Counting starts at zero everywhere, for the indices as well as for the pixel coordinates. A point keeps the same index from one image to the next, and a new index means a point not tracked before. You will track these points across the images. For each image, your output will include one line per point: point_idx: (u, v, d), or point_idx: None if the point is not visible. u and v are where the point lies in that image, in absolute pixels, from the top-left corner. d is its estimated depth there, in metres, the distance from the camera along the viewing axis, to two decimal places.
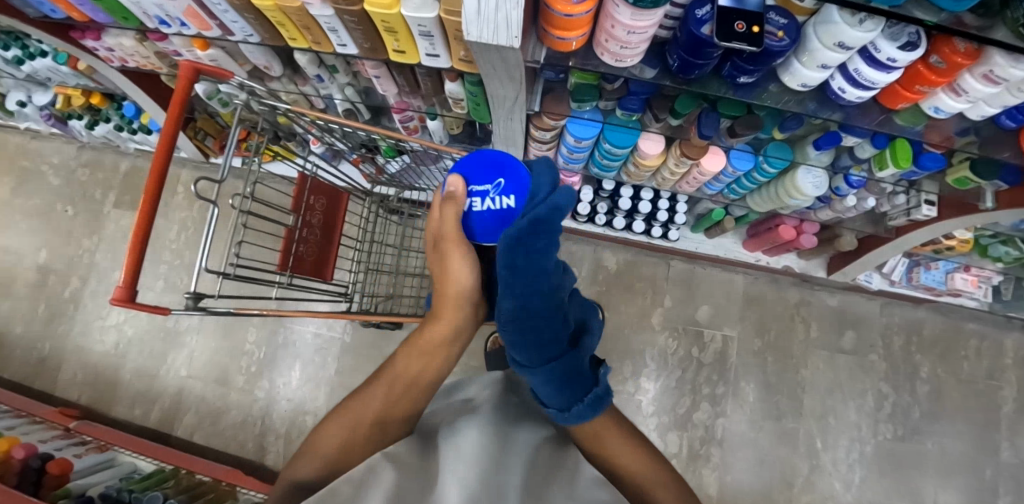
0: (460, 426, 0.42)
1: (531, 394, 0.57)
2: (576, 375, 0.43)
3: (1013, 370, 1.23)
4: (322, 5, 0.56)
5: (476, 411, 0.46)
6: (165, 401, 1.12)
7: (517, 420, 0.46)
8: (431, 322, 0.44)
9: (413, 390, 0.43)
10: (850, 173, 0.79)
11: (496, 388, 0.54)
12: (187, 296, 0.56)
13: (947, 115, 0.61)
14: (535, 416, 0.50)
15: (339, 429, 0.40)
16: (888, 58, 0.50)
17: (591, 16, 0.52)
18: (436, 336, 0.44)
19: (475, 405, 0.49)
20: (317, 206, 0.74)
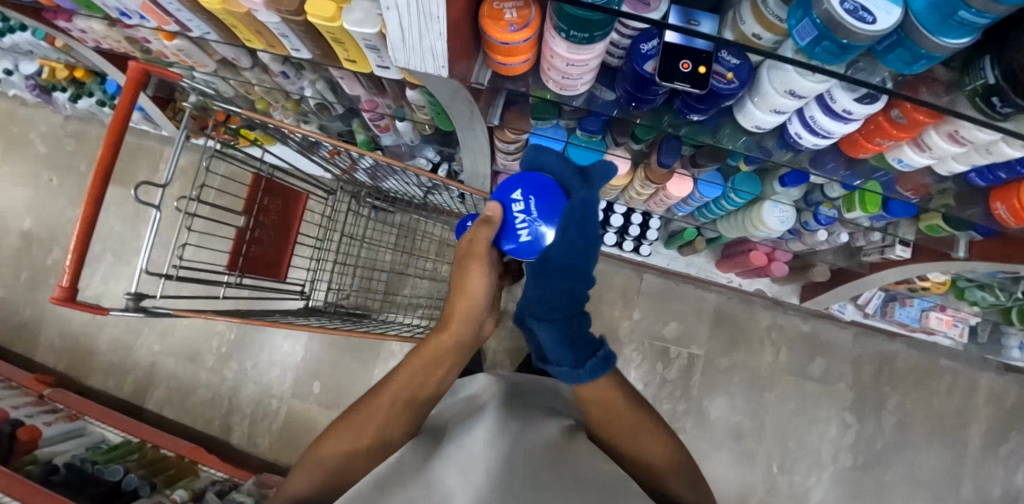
0: (464, 437, 0.46)
1: (537, 395, 0.59)
2: (579, 342, 0.45)
3: (984, 409, 1.21)
4: (269, 12, 0.55)
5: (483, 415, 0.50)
6: (138, 374, 1.16)
7: (523, 416, 0.50)
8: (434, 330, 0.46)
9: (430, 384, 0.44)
10: (820, 209, 0.77)
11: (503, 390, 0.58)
12: (126, 297, 0.57)
13: (912, 168, 0.58)
14: (538, 412, 0.53)
15: (342, 438, 0.41)
16: (843, 108, 0.47)
17: (533, 43, 0.50)
18: (447, 346, 0.45)
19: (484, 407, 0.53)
20: (272, 208, 0.74)
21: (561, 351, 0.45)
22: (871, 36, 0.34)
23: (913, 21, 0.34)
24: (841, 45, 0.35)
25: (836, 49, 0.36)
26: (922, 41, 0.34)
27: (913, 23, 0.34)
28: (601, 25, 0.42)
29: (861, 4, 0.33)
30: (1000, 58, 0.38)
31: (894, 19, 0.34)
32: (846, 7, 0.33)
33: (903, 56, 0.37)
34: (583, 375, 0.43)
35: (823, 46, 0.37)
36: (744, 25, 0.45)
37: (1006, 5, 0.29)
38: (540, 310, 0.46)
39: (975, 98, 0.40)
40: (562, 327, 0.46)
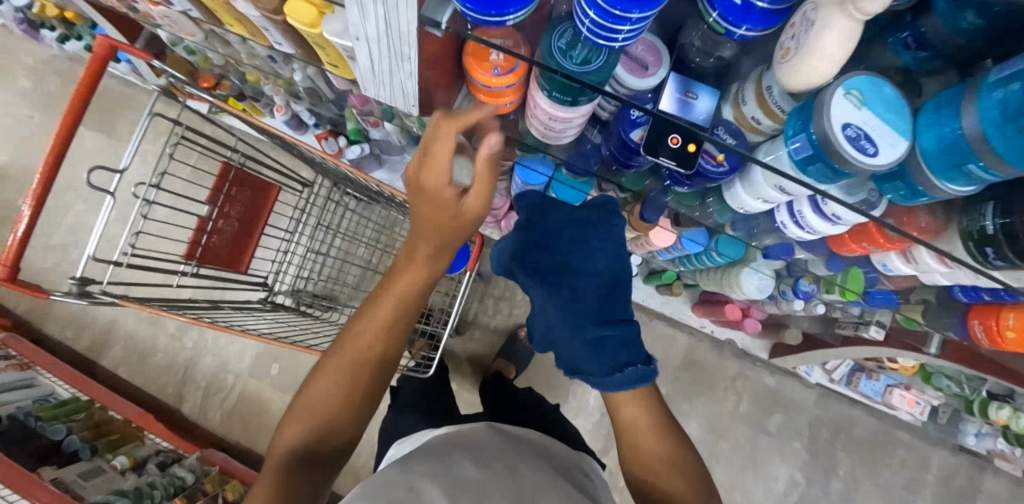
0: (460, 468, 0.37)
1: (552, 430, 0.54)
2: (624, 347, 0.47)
3: (932, 486, 1.22)
4: (248, 5, 0.51)
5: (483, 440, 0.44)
6: (96, 329, 1.13)
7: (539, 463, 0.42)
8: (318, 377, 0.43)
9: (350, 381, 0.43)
10: (801, 282, 0.75)
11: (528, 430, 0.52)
12: (69, 282, 0.55)
13: (897, 273, 0.55)
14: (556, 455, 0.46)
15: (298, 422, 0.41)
16: (833, 212, 0.44)
17: (518, 87, 0.46)
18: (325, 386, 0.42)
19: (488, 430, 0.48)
20: (239, 198, 0.71)
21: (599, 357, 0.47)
22: (872, 168, 0.31)
23: (919, 159, 0.31)
24: (833, 171, 0.33)
25: (830, 171, 0.34)
26: (924, 182, 0.32)
27: (918, 159, 0.31)
28: (586, 91, 0.40)
29: (864, 131, 0.30)
30: (1005, 208, 0.32)
31: (898, 153, 0.31)
32: (848, 134, 0.30)
33: (902, 188, 0.34)
34: (623, 381, 0.45)
35: (815, 166, 0.34)
36: (746, 107, 0.42)
37: (1020, 169, 0.26)
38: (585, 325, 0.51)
39: (969, 243, 0.36)
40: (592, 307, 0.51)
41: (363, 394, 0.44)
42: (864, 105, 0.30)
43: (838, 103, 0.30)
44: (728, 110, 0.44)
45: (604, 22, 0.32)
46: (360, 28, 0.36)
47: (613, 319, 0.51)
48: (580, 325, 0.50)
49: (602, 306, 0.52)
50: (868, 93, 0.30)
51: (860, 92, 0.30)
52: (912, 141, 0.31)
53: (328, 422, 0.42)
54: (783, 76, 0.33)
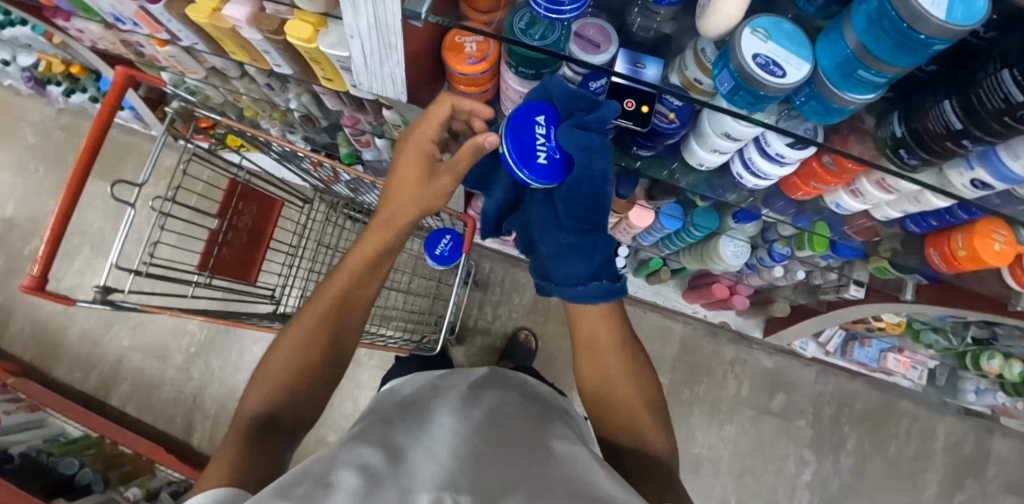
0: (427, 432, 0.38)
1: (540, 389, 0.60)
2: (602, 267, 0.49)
3: (942, 454, 1.23)
4: (252, 29, 0.59)
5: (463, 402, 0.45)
6: (104, 368, 1.15)
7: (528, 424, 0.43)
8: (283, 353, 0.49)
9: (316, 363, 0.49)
10: (775, 246, 0.81)
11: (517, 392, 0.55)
12: (94, 289, 0.61)
13: (851, 212, 0.62)
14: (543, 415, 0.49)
15: (261, 398, 0.45)
16: (777, 153, 0.52)
17: (489, 76, 0.53)
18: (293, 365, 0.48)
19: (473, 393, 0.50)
20: (246, 211, 0.77)
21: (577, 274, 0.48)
22: (784, 87, 0.39)
23: (822, 77, 0.40)
24: (756, 96, 0.40)
25: (752, 98, 0.41)
26: (832, 97, 0.40)
27: (823, 78, 0.40)
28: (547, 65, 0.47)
29: (773, 58, 0.38)
30: (905, 117, 0.42)
31: (804, 73, 0.39)
32: (759, 62, 0.38)
33: (817, 108, 0.42)
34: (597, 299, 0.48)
35: (740, 95, 0.41)
36: (688, 71, 0.48)
37: (898, 66, 0.35)
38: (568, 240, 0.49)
39: (887, 150, 0.45)
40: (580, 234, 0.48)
41: (316, 371, 0.49)
42: (769, 39, 0.39)
43: (750, 38, 0.38)
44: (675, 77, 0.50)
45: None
46: (354, 25, 0.42)
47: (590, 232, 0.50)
48: (554, 231, 0.50)
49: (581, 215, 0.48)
50: (771, 30, 0.39)
51: (765, 29, 0.39)
52: (813, 64, 0.40)
53: (284, 393, 0.46)
54: (702, 28, 0.41)
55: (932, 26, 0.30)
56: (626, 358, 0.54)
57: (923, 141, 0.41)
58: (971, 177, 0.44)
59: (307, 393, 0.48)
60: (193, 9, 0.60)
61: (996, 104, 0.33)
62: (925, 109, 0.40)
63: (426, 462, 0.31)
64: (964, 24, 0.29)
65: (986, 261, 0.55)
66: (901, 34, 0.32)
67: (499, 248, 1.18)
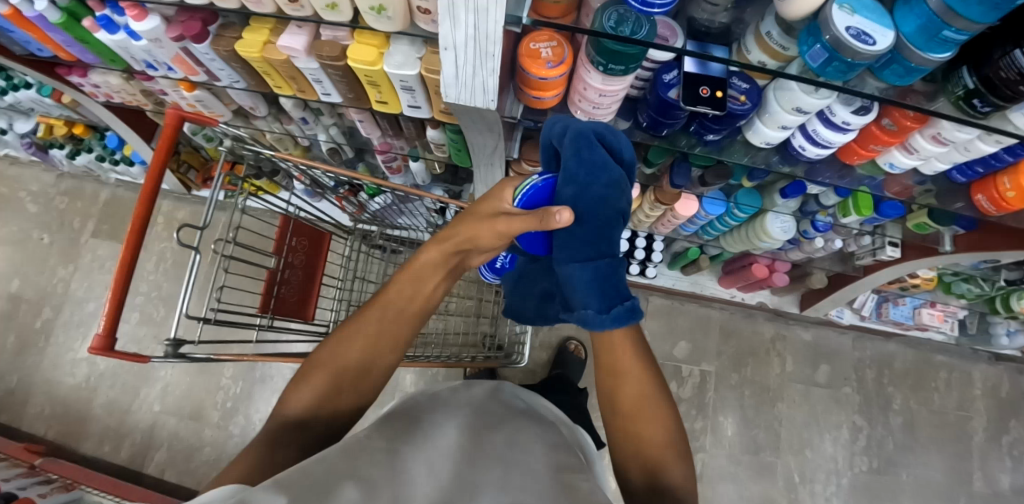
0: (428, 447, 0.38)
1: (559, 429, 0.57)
2: (613, 278, 0.42)
3: (982, 400, 1.27)
4: (308, 58, 0.59)
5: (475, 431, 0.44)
6: (137, 436, 1.08)
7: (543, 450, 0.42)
8: (327, 346, 0.47)
9: (349, 378, 0.46)
10: (817, 217, 0.83)
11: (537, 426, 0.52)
12: (167, 343, 0.58)
13: (902, 170, 0.65)
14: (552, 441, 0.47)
15: (303, 395, 0.44)
16: (843, 120, 0.54)
17: (565, 79, 0.54)
18: (333, 365, 0.46)
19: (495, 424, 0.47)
20: (299, 248, 0.75)
21: (589, 292, 0.41)
22: (874, 53, 0.42)
23: (904, 41, 0.43)
24: (847, 65, 0.44)
25: (845, 67, 0.44)
26: (912, 57, 0.43)
27: (906, 42, 0.43)
28: (635, 57, 0.48)
29: (863, 29, 0.42)
30: (975, 68, 0.45)
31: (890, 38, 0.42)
32: (851, 33, 0.41)
33: (899, 70, 0.45)
34: (610, 320, 0.41)
35: (834, 66, 0.45)
36: (751, 54, 0.51)
37: (980, 23, 0.38)
38: (569, 255, 0.43)
39: (959, 102, 0.48)
40: (594, 269, 0.41)
41: (364, 379, 0.47)
42: (854, 13, 0.42)
43: (837, 15, 0.42)
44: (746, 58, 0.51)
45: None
46: (450, 37, 0.43)
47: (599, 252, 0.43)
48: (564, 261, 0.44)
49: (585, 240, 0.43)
50: (855, 5, 0.42)
51: (850, 5, 0.42)
52: (895, 30, 0.43)
53: (326, 398, 0.45)
54: (785, 12, 0.45)
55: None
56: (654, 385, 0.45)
57: (997, 87, 0.44)
58: None
59: (344, 403, 0.46)
60: (242, 44, 0.60)
61: None
62: (994, 59, 0.43)
63: (426, 482, 0.31)
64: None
65: None
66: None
67: None
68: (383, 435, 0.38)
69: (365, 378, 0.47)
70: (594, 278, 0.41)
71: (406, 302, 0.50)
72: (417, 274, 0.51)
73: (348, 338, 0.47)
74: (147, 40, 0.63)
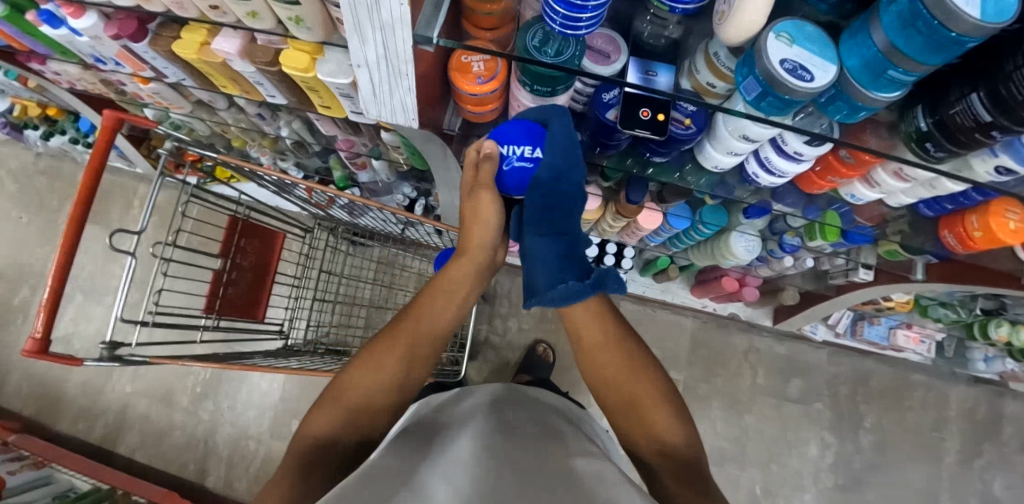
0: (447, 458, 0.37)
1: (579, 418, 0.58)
2: (571, 258, 0.52)
3: (957, 422, 1.25)
4: (244, 62, 0.57)
5: (498, 434, 0.43)
6: (110, 417, 1.11)
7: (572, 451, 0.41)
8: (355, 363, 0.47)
9: (394, 384, 0.47)
10: (784, 237, 0.81)
11: (560, 423, 0.51)
12: (101, 346, 0.58)
13: (866, 201, 0.61)
14: (581, 440, 0.45)
15: (327, 418, 0.44)
16: (794, 151, 0.50)
17: (499, 94, 0.52)
18: (369, 380, 0.46)
19: (523, 427, 0.46)
20: (249, 248, 0.74)
21: (563, 269, 0.51)
22: (813, 91, 0.38)
23: (847, 78, 0.39)
24: (784, 101, 0.39)
25: (781, 103, 0.40)
26: (858, 96, 0.39)
27: (849, 78, 0.38)
28: (562, 80, 0.47)
29: (800, 63, 0.37)
30: (930, 110, 0.41)
31: (830, 75, 0.38)
32: (787, 66, 0.37)
33: (842, 109, 0.41)
34: (587, 287, 0.49)
35: (768, 101, 0.40)
36: (699, 75, 0.47)
37: (927, 64, 0.33)
38: (540, 230, 0.53)
39: (912, 143, 0.44)
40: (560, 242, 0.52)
41: (397, 386, 0.47)
42: (793, 43, 0.38)
43: (773, 45, 0.37)
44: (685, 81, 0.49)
45: (570, 13, 0.38)
46: (361, 55, 0.42)
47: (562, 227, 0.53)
48: (537, 233, 0.52)
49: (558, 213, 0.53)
50: (794, 34, 0.38)
51: (788, 34, 0.38)
52: (839, 65, 0.38)
53: (354, 417, 0.45)
54: (721, 36, 0.40)
55: (966, 25, 0.28)
56: (638, 379, 0.50)
57: (951, 133, 0.40)
58: (996, 163, 0.43)
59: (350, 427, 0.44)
60: (179, 45, 0.58)
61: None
62: (951, 102, 0.39)
63: (446, 495, 0.30)
64: (996, 21, 0.28)
65: (1003, 239, 0.55)
66: (931, 32, 0.30)
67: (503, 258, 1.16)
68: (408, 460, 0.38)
69: (405, 383, 0.48)
70: (554, 257, 0.51)
71: (435, 321, 0.50)
72: (448, 285, 0.51)
73: (381, 347, 0.48)
74: (87, 36, 0.62)
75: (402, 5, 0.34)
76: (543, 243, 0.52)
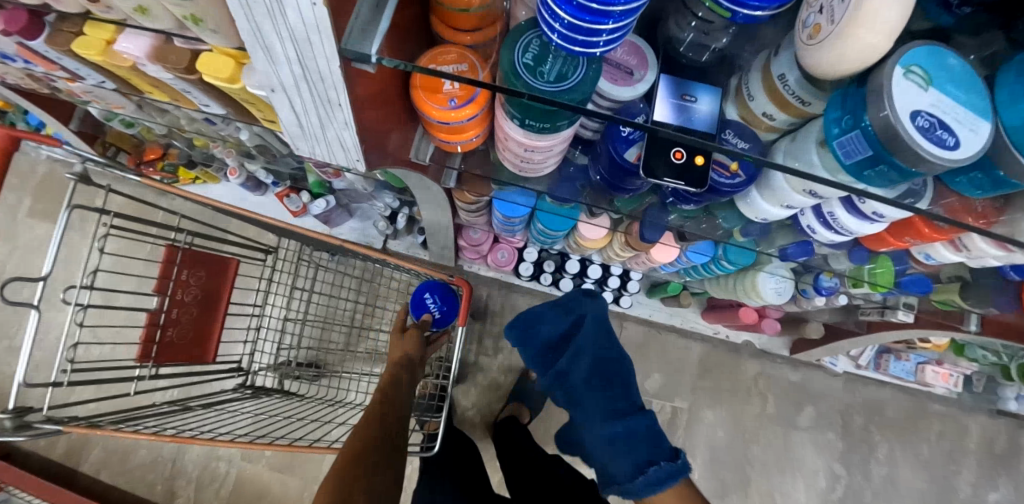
0: None
1: None
2: (642, 436, 0.48)
3: (978, 457, 1.17)
4: (159, 68, 0.45)
5: None
6: (71, 433, 1.04)
7: None
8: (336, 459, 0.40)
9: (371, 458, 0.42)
10: (821, 277, 0.68)
11: None
12: (1, 418, 0.47)
13: (938, 259, 0.49)
14: None
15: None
16: (873, 211, 0.37)
17: (483, 119, 0.39)
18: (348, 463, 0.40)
19: None
20: (192, 281, 0.64)
21: (636, 449, 0.47)
22: (957, 163, 0.23)
23: (1003, 140, 0.24)
24: (904, 174, 0.25)
25: (897, 175, 0.26)
26: (1013, 172, 0.24)
27: (1007, 141, 0.24)
28: (564, 115, 0.34)
29: (937, 118, 0.22)
30: None
31: (985, 138, 0.23)
32: (919, 124, 0.22)
33: (976, 180, 0.27)
34: (666, 473, 0.44)
35: (877, 170, 0.27)
36: (752, 102, 0.35)
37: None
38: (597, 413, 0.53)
39: None
40: (620, 423, 0.50)
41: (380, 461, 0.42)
42: (929, 84, 0.23)
43: (899, 86, 0.22)
44: (731, 109, 0.36)
45: (582, 24, 0.24)
46: (273, 77, 0.31)
47: (625, 410, 0.53)
48: (599, 423, 0.52)
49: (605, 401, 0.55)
50: (930, 69, 0.23)
51: (923, 68, 0.23)
52: (993, 121, 0.24)
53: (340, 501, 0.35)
54: (808, 64, 0.25)
55: None
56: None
57: None
58: None
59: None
60: (78, 43, 0.45)
61: None
62: None
63: None
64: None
65: None
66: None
67: (496, 275, 1.05)
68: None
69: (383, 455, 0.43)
70: (630, 430, 0.49)
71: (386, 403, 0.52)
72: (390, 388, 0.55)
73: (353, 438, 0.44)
74: None
75: (315, 7, 0.22)
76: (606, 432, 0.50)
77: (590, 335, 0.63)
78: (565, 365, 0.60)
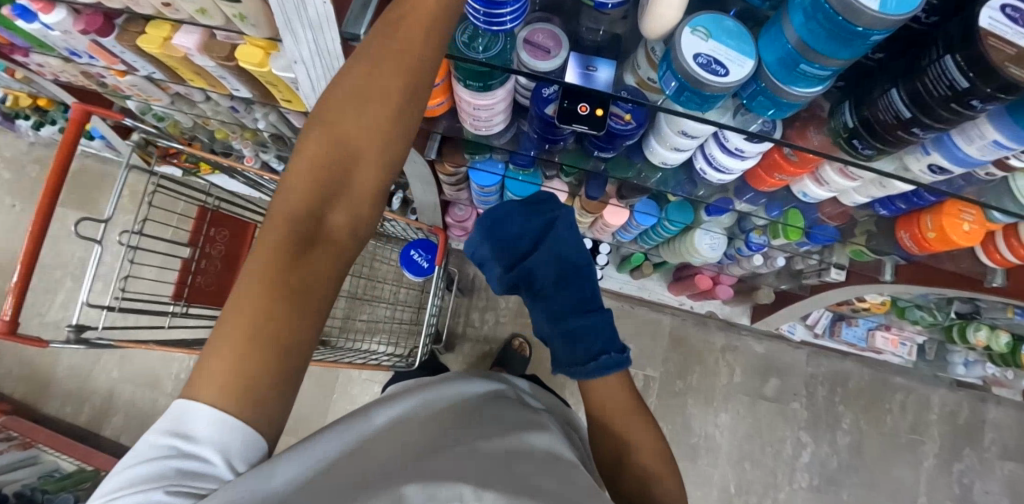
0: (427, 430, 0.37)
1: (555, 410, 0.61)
2: (599, 332, 0.55)
3: (937, 425, 1.24)
4: (204, 57, 0.58)
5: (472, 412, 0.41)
6: (95, 401, 1.15)
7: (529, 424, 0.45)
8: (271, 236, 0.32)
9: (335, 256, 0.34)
10: (751, 235, 0.80)
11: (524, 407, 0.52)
12: (68, 329, 0.59)
13: (818, 199, 0.61)
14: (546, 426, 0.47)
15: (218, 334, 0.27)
16: (736, 148, 0.49)
17: (445, 87, 0.52)
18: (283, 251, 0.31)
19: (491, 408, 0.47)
20: (218, 237, 0.76)
21: (599, 341, 0.54)
22: (727, 86, 0.36)
23: (767, 73, 0.37)
24: (701, 97, 0.38)
25: (699, 99, 0.38)
26: (781, 93, 0.37)
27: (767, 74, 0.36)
28: (494, 75, 0.47)
29: (715, 57, 0.35)
30: (857, 105, 0.39)
31: (748, 70, 0.36)
32: (700, 62, 0.35)
33: (766, 104, 0.39)
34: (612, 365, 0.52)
35: (687, 96, 0.39)
36: (641, 70, 0.45)
37: (840, 59, 0.32)
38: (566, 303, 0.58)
39: (840, 139, 0.42)
40: (593, 317, 0.56)
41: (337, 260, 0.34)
42: (710, 38, 0.36)
43: (686, 39, 0.35)
44: (630, 77, 0.46)
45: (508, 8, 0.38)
46: (295, 51, 0.44)
47: (589, 304, 0.59)
48: (563, 316, 0.57)
49: (572, 294, 0.58)
50: (711, 28, 0.36)
51: (705, 28, 0.36)
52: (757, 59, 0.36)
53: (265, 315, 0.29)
54: (643, 29, 0.38)
55: (867, 17, 0.27)
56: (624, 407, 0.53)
57: (875, 131, 0.37)
58: (928, 161, 0.41)
59: (324, 277, 0.32)
60: (143, 39, 0.59)
61: (943, 92, 0.31)
62: (875, 97, 0.37)
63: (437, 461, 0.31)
64: (900, 13, 0.27)
65: (956, 240, 0.55)
66: (836, 27, 0.29)
67: None
68: (395, 436, 0.35)
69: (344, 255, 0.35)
70: (593, 325, 0.56)
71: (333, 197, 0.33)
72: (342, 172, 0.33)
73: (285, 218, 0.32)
74: (58, 31, 0.63)
75: (325, 4, 0.35)
76: (581, 323, 0.56)
77: (563, 226, 0.62)
78: (537, 259, 0.59)
